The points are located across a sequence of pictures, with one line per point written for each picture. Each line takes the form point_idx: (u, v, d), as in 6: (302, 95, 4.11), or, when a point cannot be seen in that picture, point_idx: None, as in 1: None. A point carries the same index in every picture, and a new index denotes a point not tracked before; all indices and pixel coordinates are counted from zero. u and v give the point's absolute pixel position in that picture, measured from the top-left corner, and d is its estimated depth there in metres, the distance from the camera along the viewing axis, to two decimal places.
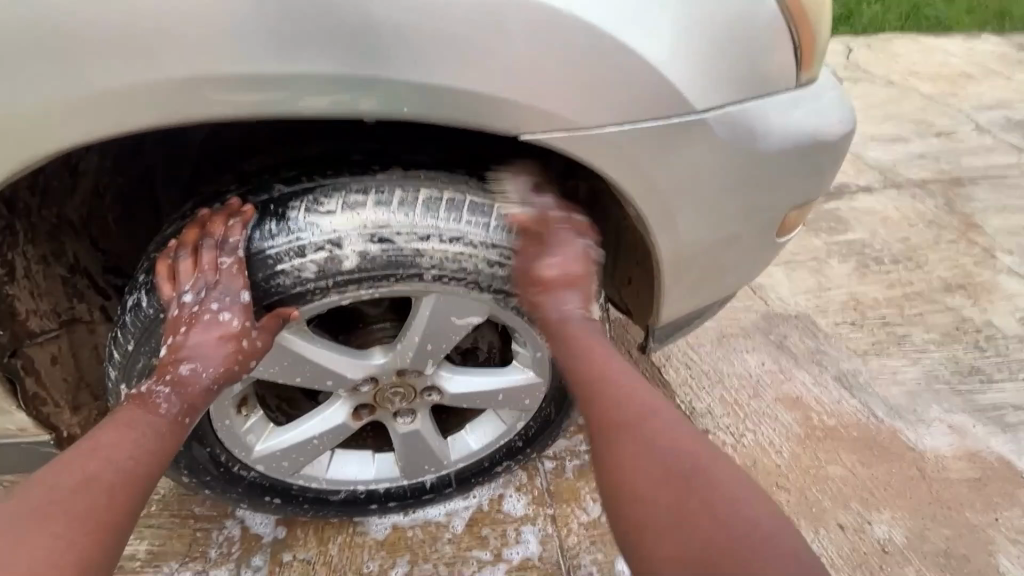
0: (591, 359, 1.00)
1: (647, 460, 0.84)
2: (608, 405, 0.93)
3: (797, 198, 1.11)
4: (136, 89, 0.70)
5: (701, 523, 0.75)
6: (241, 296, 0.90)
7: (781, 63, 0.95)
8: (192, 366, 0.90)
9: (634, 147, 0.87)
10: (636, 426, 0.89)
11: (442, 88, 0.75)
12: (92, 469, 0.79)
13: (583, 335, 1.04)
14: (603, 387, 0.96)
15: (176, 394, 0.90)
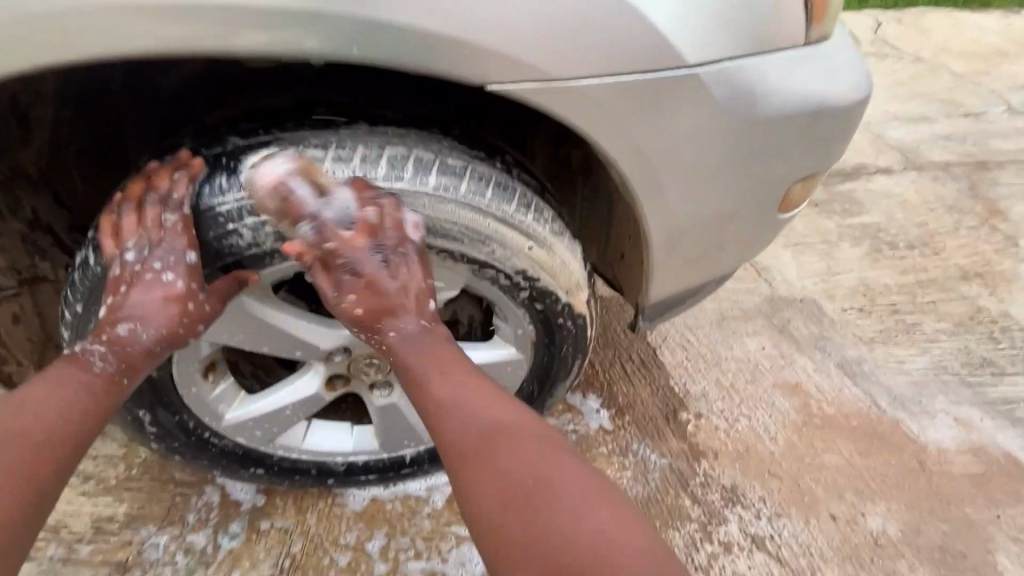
0: (436, 396, 0.89)
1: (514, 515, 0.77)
2: (452, 433, 0.86)
3: (801, 172, 1.03)
4: (52, 18, 0.62)
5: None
6: (187, 257, 0.85)
7: (787, 16, 0.86)
8: (130, 326, 0.86)
9: (616, 105, 0.79)
10: (485, 466, 0.82)
11: (395, 27, 0.67)
12: (18, 427, 0.77)
13: (427, 364, 0.91)
14: (458, 421, 0.87)
15: (113, 356, 0.86)
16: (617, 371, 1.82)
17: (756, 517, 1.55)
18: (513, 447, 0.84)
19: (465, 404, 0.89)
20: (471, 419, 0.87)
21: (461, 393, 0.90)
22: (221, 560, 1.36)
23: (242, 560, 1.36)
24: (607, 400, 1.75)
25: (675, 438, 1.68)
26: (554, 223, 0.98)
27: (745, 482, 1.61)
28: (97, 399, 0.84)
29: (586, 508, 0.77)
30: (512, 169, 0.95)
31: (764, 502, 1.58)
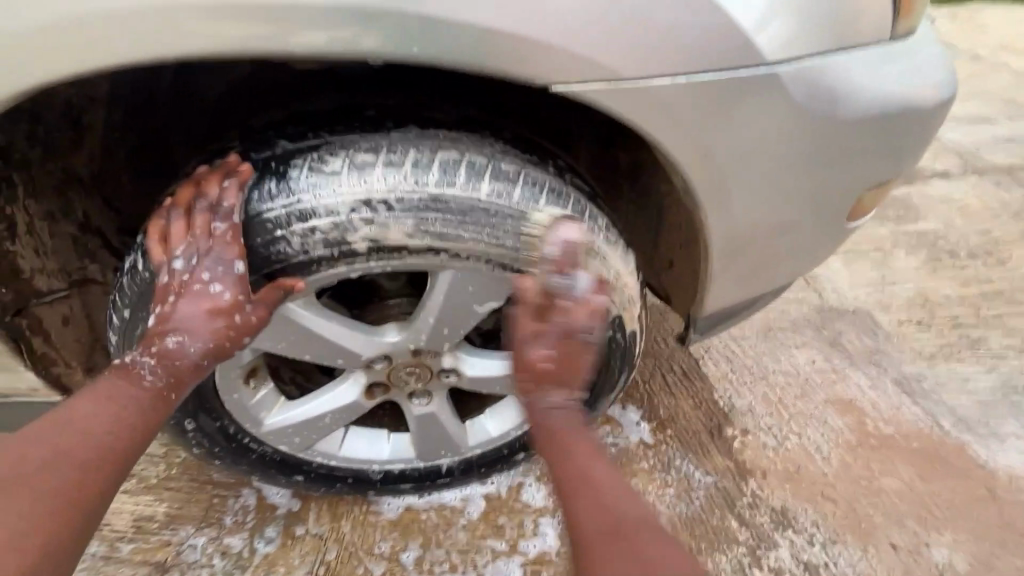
0: (576, 464, 0.86)
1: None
2: (588, 504, 0.80)
3: (877, 177, 0.95)
4: (112, 19, 0.60)
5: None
6: (235, 266, 0.83)
7: (871, 10, 0.79)
8: (179, 339, 0.85)
9: (685, 105, 0.73)
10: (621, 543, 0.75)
11: (459, 24, 0.63)
12: (68, 444, 0.77)
13: (572, 434, 0.90)
14: (595, 506, 0.80)
15: (162, 368, 0.85)
16: (658, 383, 1.75)
17: (809, 542, 1.46)
18: (662, 549, 0.74)
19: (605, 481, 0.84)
20: (615, 496, 0.81)
21: (604, 470, 0.85)
22: (257, 565, 1.35)
23: (277, 566, 1.35)
24: (648, 412, 1.68)
25: (720, 455, 1.60)
26: (608, 231, 0.93)
27: (796, 504, 1.52)
28: (145, 417, 0.83)
29: None
30: (566, 176, 0.90)
31: (817, 527, 1.49)
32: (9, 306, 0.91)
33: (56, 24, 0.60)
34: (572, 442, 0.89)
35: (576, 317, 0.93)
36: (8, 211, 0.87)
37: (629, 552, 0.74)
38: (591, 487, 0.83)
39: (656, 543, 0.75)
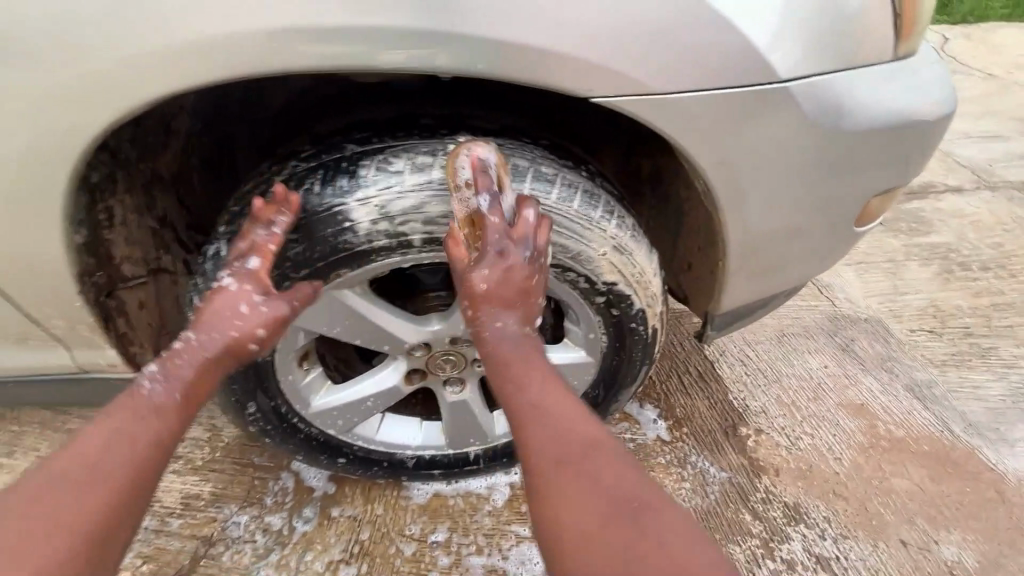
0: (525, 395, 0.90)
1: (612, 543, 0.74)
2: (541, 438, 0.85)
3: (882, 186, 1.04)
4: (225, 41, 0.71)
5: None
6: (248, 265, 0.94)
7: (877, 35, 0.89)
8: (191, 334, 0.93)
9: (709, 116, 0.83)
10: (576, 474, 0.81)
11: (518, 47, 0.73)
12: (112, 450, 0.80)
13: (526, 363, 0.94)
14: (552, 436, 0.85)
15: (164, 382, 0.88)
16: (675, 383, 1.82)
17: (821, 537, 1.52)
18: (613, 466, 0.82)
19: (560, 412, 0.88)
20: (569, 425, 0.86)
21: (551, 397, 0.90)
22: (295, 542, 1.44)
23: (314, 544, 1.43)
24: (664, 411, 1.75)
25: (735, 453, 1.66)
26: (635, 230, 1.02)
27: (808, 501, 1.58)
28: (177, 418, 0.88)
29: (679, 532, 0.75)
30: (597, 180, 1.00)
31: (829, 523, 1.54)
32: (101, 289, 0.98)
33: (180, 48, 0.71)
34: (526, 375, 0.92)
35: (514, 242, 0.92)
36: (109, 203, 0.94)
37: (580, 476, 0.80)
38: (545, 412, 0.88)
39: (608, 462, 0.82)
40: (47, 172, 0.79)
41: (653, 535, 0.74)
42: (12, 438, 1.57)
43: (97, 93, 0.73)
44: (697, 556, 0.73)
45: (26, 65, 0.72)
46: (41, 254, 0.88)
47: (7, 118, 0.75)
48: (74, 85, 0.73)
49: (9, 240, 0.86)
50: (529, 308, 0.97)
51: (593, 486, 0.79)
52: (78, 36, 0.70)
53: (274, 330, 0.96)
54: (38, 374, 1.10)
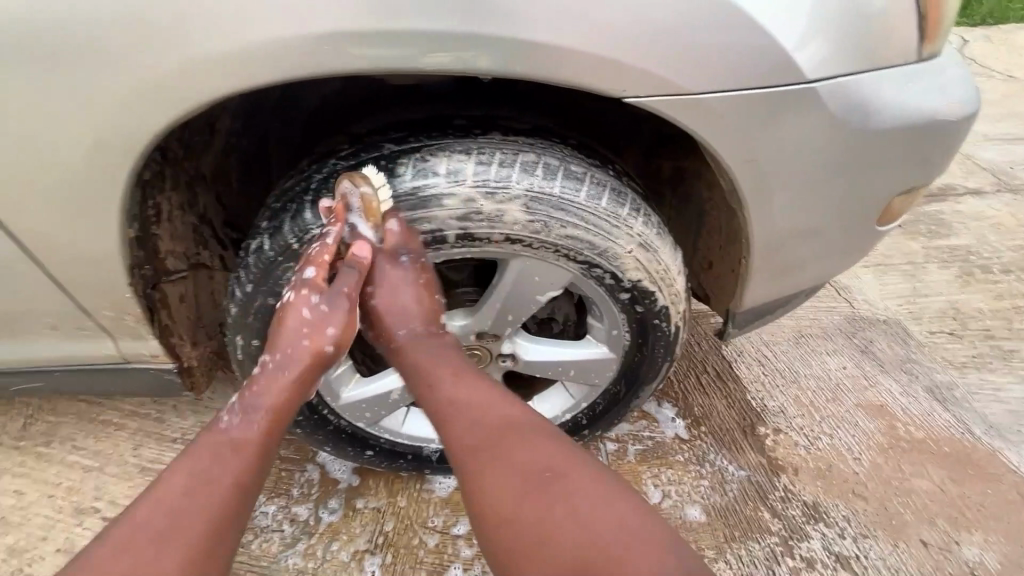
0: (444, 391, 0.96)
1: (533, 513, 0.82)
2: (461, 429, 0.92)
3: (905, 185, 1.05)
4: (280, 44, 0.74)
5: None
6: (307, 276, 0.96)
7: (903, 36, 0.91)
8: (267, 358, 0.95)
9: (738, 115, 0.85)
10: (494, 457, 0.88)
11: (556, 49, 0.77)
12: (201, 486, 0.80)
13: (436, 361, 1.00)
14: (469, 421, 0.92)
15: (244, 412, 0.89)
16: (692, 383, 1.83)
17: (840, 535, 1.52)
18: (533, 445, 0.89)
19: (472, 400, 0.95)
20: (482, 412, 0.93)
21: (466, 388, 0.96)
22: (322, 532, 1.47)
23: (340, 534, 1.47)
24: (682, 409, 1.76)
25: (754, 452, 1.68)
26: (660, 228, 1.05)
27: (827, 500, 1.58)
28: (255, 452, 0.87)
29: (588, 493, 0.83)
30: (624, 179, 1.04)
31: (849, 522, 1.55)
32: (147, 281, 1.03)
33: (237, 52, 0.75)
34: (439, 372, 0.99)
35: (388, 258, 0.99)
36: (157, 199, 0.98)
37: (502, 459, 0.88)
38: (458, 404, 0.94)
39: (529, 442, 0.89)
40: (107, 168, 0.84)
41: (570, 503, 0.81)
42: (49, 428, 1.63)
43: (160, 94, 0.77)
44: (617, 518, 0.80)
45: (94, 67, 0.76)
46: (97, 247, 0.93)
47: (73, 117, 0.80)
48: (139, 87, 0.77)
49: (68, 233, 0.91)
50: (431, 314, 1.04)
51: (510, 466, 0.87)
52: (141, 40, 0.75)
53: (344, 325, 0.98)
54: (83, 364, 1.15)
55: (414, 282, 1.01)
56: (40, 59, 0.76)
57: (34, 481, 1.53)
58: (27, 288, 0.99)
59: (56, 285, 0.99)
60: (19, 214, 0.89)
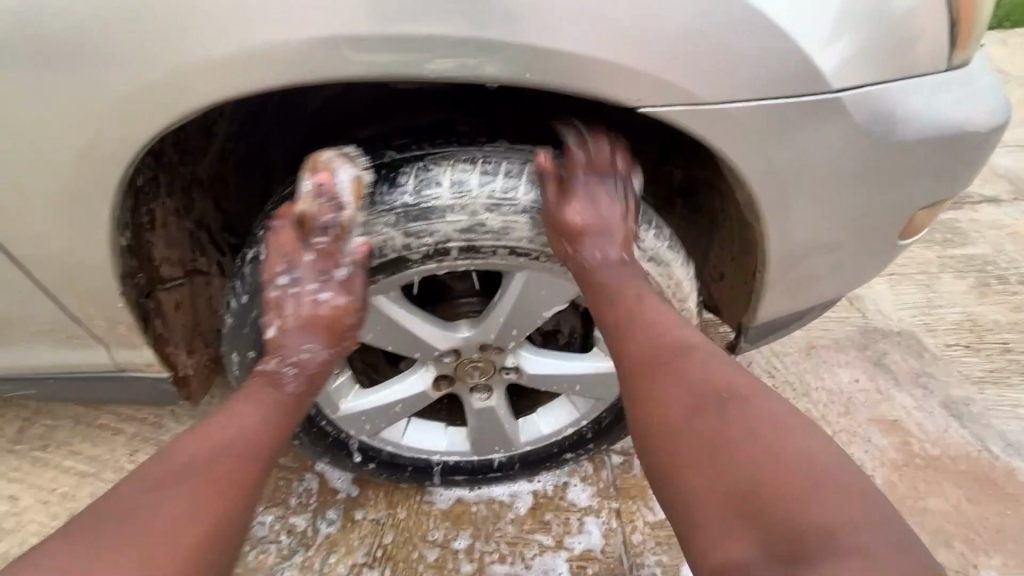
0: (619, 302, 0.95)
1: (701, 423, 0.78)
2: (638, 342, 0.91)
3: (930, 198, 1.01)
4: (278, 49, 0.71)
5: (761, 499, 0.68)
6: (335, 274, 0.96)
7: (933, 43, 0.86)
8: (309, 349, 0.99)
9: (756, 126, 0.81)
10: (670, 371, 0.86)
11: (566, 56, 0.72)
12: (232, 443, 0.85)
13: (630, 286, 0.97)
14: (643, 333, 0.92)
15: (301, 376, 0.98)
16: None
17: None
18: (707, 367, 0.85)
19: (653, 320, 0.93)
20: (665, 333, 0.91)
21: (653, 308, 0.95)
22: (319, 544, 1.44)
23: (338, 546, 1.43)
24: None
25: None
26: (672, 240, 1.03)
27: None
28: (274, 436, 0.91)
29: (781, 428, 0.74)
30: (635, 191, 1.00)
31: None
32: (141, 290, 1.00)
33: (235, 57, 0.71)
34: (616, 291, 0.96)
35: (603, 178, 0.97)
36: (151, 207, 0.96)
37: (676, 372, 0.86)
38: (638, 316, 0.94)
39: (707, 362, 0.86)
40: (102, 176, 0.81)
41: (748, 419, 0.76)
42: (46, 432, 1.61)
43: (153, 99, 0.74)
44: (802, 446, 0.72)
45: (86, 71, 0.73)
46: (90, 256, 0.90)
47: (65, 124, 0.77)
48: (132, 92, 0.74)
49: (61, 240, 0.88)
50: (626, 243, 0.99)
51: (679, 380, 0.84)
52: (133, 44, 0.71)
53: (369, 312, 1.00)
54: (77, 372, 1.12)
55: (616, 214, 0.98)
56: (31, 62, 0.73)
57: (29, 486, 1.51)
58: (20, 296, 0.97)
59: (46, 294, 0.96)
60: (10, 222, 0.86)
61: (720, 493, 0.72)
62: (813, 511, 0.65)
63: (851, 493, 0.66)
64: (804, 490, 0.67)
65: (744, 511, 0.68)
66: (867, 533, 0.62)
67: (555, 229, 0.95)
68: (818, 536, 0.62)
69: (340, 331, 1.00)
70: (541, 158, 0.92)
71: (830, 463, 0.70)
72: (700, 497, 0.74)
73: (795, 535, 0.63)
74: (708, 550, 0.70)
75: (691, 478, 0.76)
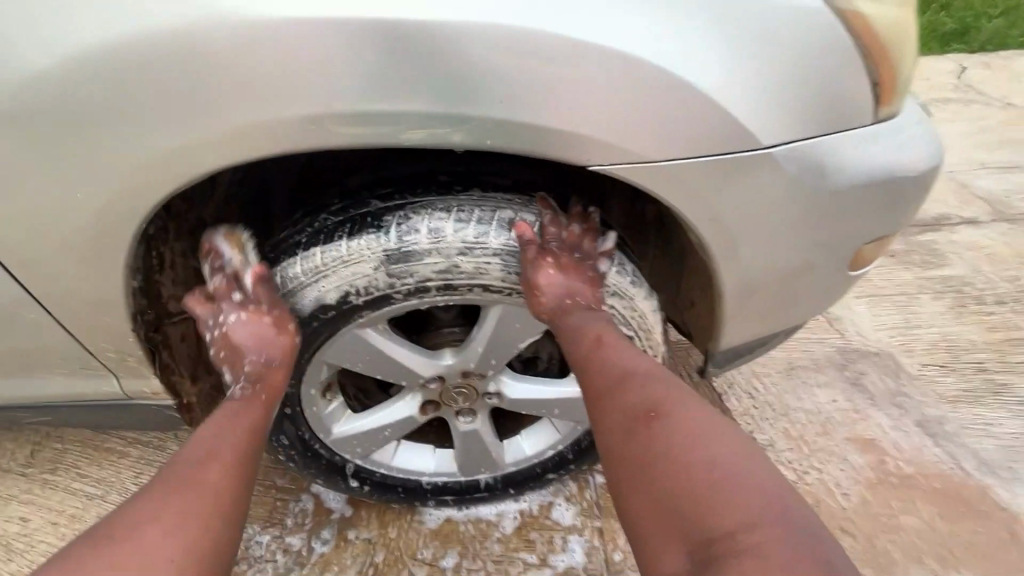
0: (582, 337, 1.06)
1: (637, 444, 0.89)
2: (596, 366, 1.02)
3: (872, 234, 1.10)
4: (274, 124, 0.82)
5: (687, 515, 0.79)
6: (236, 295, 1.06)
7: (859, 101, 0.96)
8: (253, 357, 1.06)
9: (697, 179, 0.91)
10: (620, 392, 0.96)
11: (523, 125, 0.83)
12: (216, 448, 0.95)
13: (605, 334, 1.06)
14: (602, 360, 1.02)
15: (252, 381, 1.06)
16: None
17: None
18: (645, 386, 0.96)
19: (610, 347, 1.04)
20: (618, 358, 1.01)
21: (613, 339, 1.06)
22: (314, 562, 1.50)
23: (332, 564, 1.50)
24: None
25: None
26: (634, 275, 1.13)
27: None
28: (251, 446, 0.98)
29: (712, 444, 0.85)
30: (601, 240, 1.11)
31: None
32: (151, 325, 1.09)
33: (237, 129, 0.82)
34: (584, 335, 1.06)
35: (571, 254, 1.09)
36: (161, 250, 1.05)
37: (618, 395, 0.96)
38: (598, 346, 1.04)
39: (647, 381, 0.97)
40: (120, 231, 0.91)
41: (676, 436, 0.86)
42: (55, 455, 1.68)
43: (164, 164, 0.85)
44: (722, 457, 0.83)
45: (105, 143, 0.83)
46: (106, 298, 1.00)
47: (89, 188, 0.87)
48: (146, 160, 0.84)
49: (80, 285, 0.98)
50: (592, 302, 1.11)
51: (628, 402, 0.95)
52: (145, 118, 0.82)
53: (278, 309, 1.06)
54: (90, 401, 1.21)
55: (584, 273, 1.09)
56: (60, 136, 0.83)
57: (40, 508, 1.59)
58: (41, 335, 1.06)
59: (67, 333, 1.06)
60: (36, 273, 0.96)
61: (652, 507, 0.83)
62: (726, 519, 0.76)
63: (770, 502, 0.77)
64: (722, 499, 0.78)
65: (672, 522, 0.80)
66: (769, 531, 0.73)
67: (531, 287, 1.06)
68: (729, 539, 0.74)
69: (270, 334, 1.05)
70: (523, 228, 1.03)
71: (755, 477, 0.81)
72: (638, 511, 0.85)
73: (713, 543, 0.75)
74: (650, 559, 0.81)
75: (631, 497, 0.87)
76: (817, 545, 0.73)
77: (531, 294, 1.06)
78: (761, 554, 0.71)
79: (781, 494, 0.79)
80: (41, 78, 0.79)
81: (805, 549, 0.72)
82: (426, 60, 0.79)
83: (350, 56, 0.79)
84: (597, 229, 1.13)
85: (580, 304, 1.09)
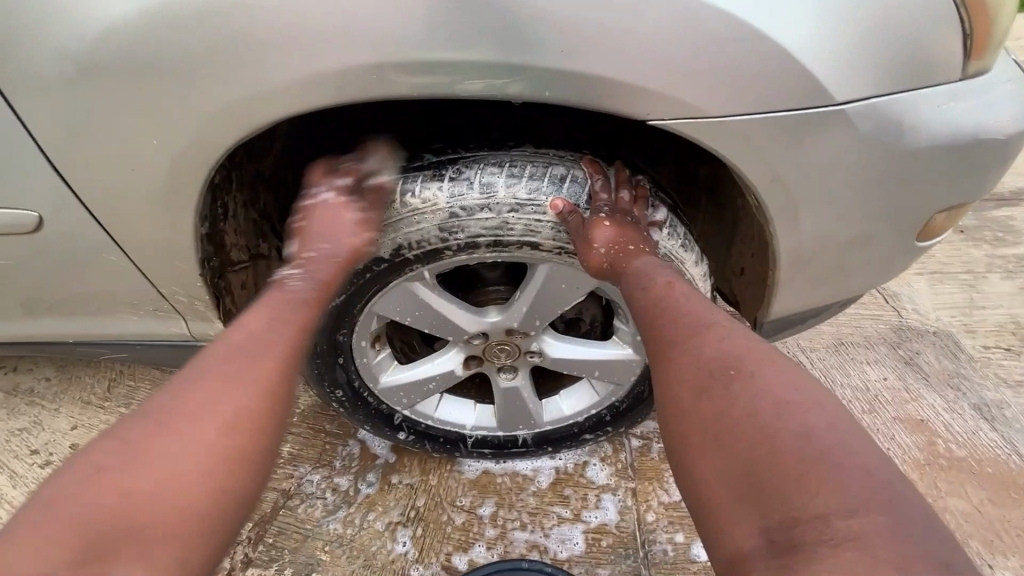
0: (651, 292, 1.00)
1: (710, 402, 0.82)
2: (666, 318, 0.96)
3: (949, 200, 1.03)
4: (335, 74, 0.83)
5: (768, 485, 0.70)
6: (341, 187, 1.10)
7: (948, 54, 0.89)
8: (318, 249, 1.09)
9: (760, 135, 0.87)
10: (690, 349, 0.90)
11: (578, 74, 0.81)
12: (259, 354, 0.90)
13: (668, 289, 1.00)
14: (673, 315, 0.95)
15: (304, 274, 1.08)
16: None
17: None
18: (723, 342, 0.89)
19: (679, 301, 0.98)
20: (689, 312, 0.96)
21: (684, 293, 0.99)
22: (359, 502, 1.59)
23: (376, 505, 1.59)
24: None
25: None
26: (686, 238, 1.12)
27: None
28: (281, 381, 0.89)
29: (803, 408, 0.76)
30: (650, 205, 1.10)
31: None
32: (215, 272, 1.15)
33: (299, 78, 0.84)
34: (652, 281, 1.02)
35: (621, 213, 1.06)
36: (225, 199, 1.10)
37: (690, 350, 0.90)
38: (666, 302, 0.98)
39: (725, 336, 0.90)
40: (191, 177, 0.96)
41: (759, 395, 0.79)
42: (129, 392, 1.84)
43: (233, 113, 0.88)
44: (813, 425, 0.73)
45: (178, 90, 0.87)
46: (176, 242, 1.06)
47: (166, 136, 0.91)
48: (215, 108, 0.88)
49: (154, 229, 1.04)
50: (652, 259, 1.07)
51: (698, 358, 0.88)
52: (213, 66, 0.84)
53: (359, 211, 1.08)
54: (163, 341, 1.30)
55: (637, 235, 1.07)
56: (141, 85, 0.87)
57: None
58: (119, 276, 1.14)
59: (144, 276, 1.14)
60: (118, 219, 1.03)
61: (726, 473, 0.75)
62: (821, 498, 0.66)
63: (874, 483, 0.67)
64: (811, 473, 0.68)
65: (750, 496, 0.71)
66: (872, 518, 0.63)
67: (585, 242, 1.04)
68: (820, 523, 0.65)
69: (348, 232, 1.07)
70: (558, 202, 1.01)
71: (856, 449, 0.71)
72: (706, 473, 0.78)
73: (801, 523, 0.66)
74: (712, 529, 0.75)
75: (700, 458, 0.79)
76: (929, 542, 0.62)
77: (585, 247, 1.04)
78: (865, 546, 0.61)
79: (885, 475, 0.68)
80: (121, 27, 0.83)
81: (918, 546, 0.61)
82: (486, 9, 0.79)
83: (411, 5, 0.79)
84: (643, 190, 1.10)
85: (638, 261, 1.06)
